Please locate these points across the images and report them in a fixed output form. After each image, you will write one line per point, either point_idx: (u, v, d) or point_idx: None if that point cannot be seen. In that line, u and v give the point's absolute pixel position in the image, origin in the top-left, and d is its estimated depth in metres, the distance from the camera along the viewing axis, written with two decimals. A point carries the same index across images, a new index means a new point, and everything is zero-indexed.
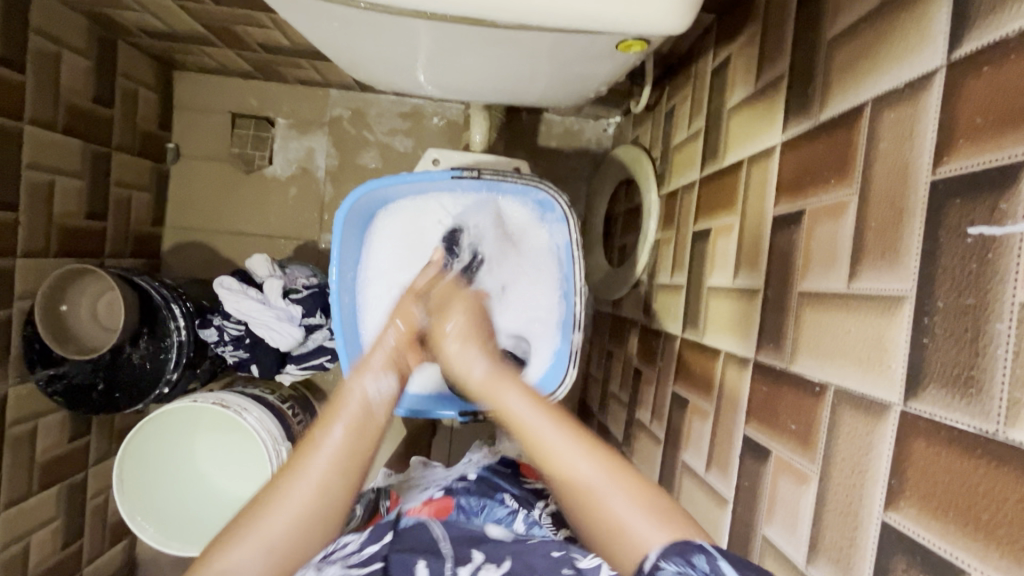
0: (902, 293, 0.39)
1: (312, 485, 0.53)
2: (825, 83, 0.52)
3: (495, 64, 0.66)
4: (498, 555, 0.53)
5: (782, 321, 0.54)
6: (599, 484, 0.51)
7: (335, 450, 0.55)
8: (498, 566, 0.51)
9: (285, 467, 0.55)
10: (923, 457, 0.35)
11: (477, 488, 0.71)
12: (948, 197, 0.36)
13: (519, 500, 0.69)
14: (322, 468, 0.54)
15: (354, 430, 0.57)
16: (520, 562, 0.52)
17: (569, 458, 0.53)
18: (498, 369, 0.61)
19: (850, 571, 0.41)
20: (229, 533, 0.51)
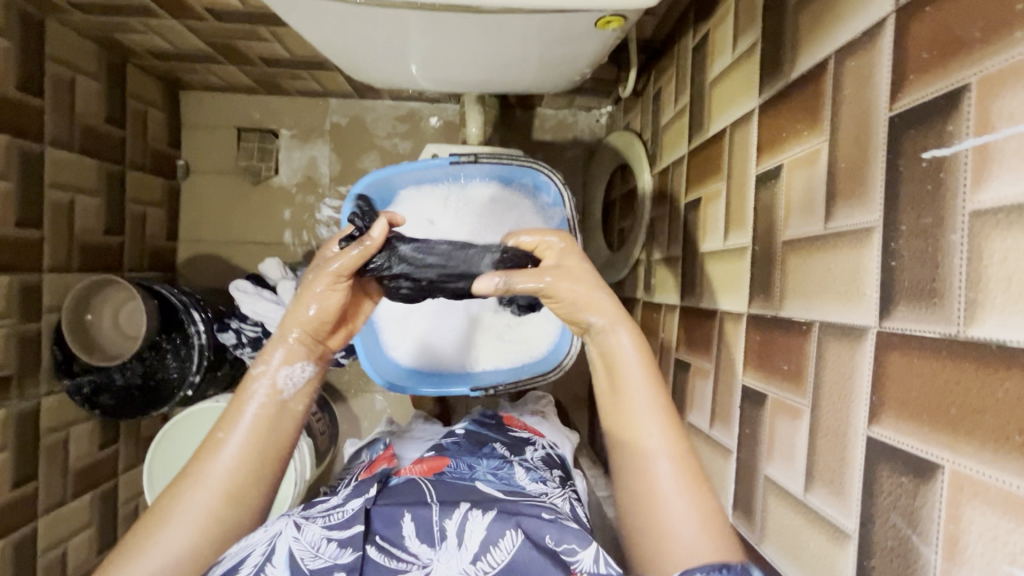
0: (871, 224, 0.42)
1: (216, 483, 0.57)
2: (794, 44, 0.55)
3: (484, 52, 0.70)
4: (485, 504, 0.56)
5: (770, 272, 0.57)
6: (679, 528, 0.52)
7: (235, 449, 0.58)
8: (483, 517, 0.55)
9: (186, 471, 0.58)
10: (898, 368, 0.38)
11: (467, 443, 0.76)
12: (905, 129, 0.39)
13: (508, 448, 0.77)
14: (223, 466, 0.58)
15: (258, 418, 0.60)
16: (502, 519, 0.54)
17: (665, 502, 0.54)
18: (641, 397, 0.58)
19: (842, 489, 0.43)
20: (131, 545, 0.54)
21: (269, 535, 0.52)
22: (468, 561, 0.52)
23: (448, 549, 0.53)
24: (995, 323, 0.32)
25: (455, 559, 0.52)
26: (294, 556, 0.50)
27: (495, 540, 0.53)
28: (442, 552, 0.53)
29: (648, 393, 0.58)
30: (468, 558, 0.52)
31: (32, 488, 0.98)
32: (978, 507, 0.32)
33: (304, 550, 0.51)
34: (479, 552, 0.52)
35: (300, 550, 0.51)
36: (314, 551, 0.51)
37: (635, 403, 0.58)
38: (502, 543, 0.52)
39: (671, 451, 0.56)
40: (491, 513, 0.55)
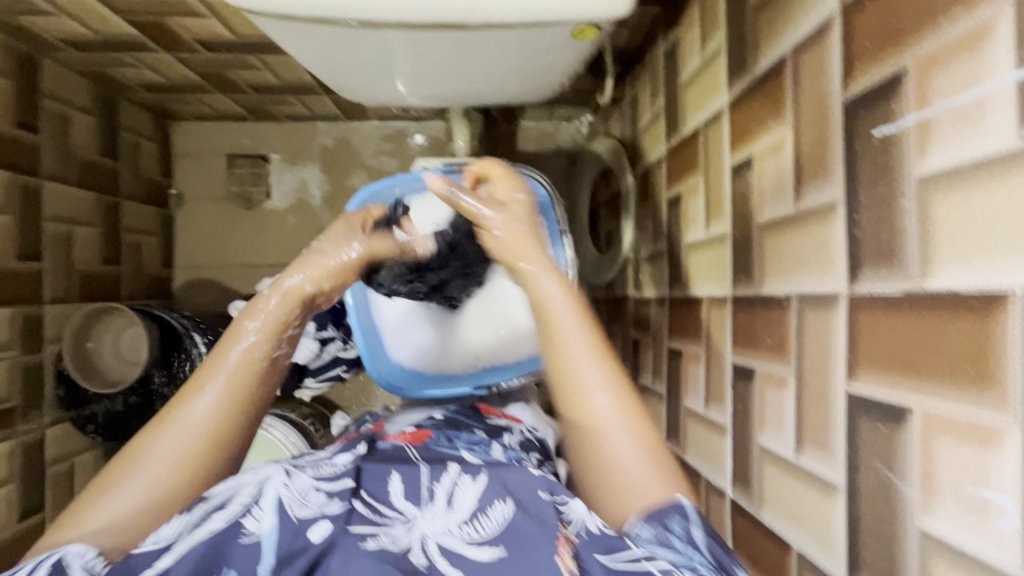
0: (835, 199, 0.46)
1: (196, 430, 0.50)
2: (755, 44, 0.60)
3: (468, 65, 0.74)
4: (474, 467, 0.53)
5: (749, 255, 0.61)
6: (621, 455, 0.50)
7: (215, 393, 0.52)
8: (473, 480, 0.52)
9: (167, 409, 0.52)
10: (868, 326, 0.42)
11: (446, 424, 0.74)
12: (858, 111, 0.44)
13: (488, 432, 0.74)
14: (207, 405, 0.51)
15: (241, 367, 0.53)
16: (497, 487, 0.50)
17: (606, 433, 0.51)
18: (575, 336, 0.55)
19: (829, 446, 0.47)
20: (99, 485, 0.48)
21: (258, 478, 0.49)
22: (454, 521, 0.48)
23: (435, 510, 0.49)
24: (947, 274, 0.36)
25: (440, 519, 0.48)
26: (281, 502, 0.46)
27: (487, 506, 0.49)
28: (425, 511, 0.49)
29: (579, 330, 0.55)
30: (454, 518, 0.48)
31: (39, 518, 0.98)
32: (947, 441, 0.36)
33: (291, 498, 0.47)
34: (470, 514, 0.48)
35: (288, 499, 0.47)
36: (301, 499, 0.48)
37: (571, 348, 0.54)
38: (494, 511, 0.48)
39: (609, 386, 0.53)
40: (483, 478, 0.51)
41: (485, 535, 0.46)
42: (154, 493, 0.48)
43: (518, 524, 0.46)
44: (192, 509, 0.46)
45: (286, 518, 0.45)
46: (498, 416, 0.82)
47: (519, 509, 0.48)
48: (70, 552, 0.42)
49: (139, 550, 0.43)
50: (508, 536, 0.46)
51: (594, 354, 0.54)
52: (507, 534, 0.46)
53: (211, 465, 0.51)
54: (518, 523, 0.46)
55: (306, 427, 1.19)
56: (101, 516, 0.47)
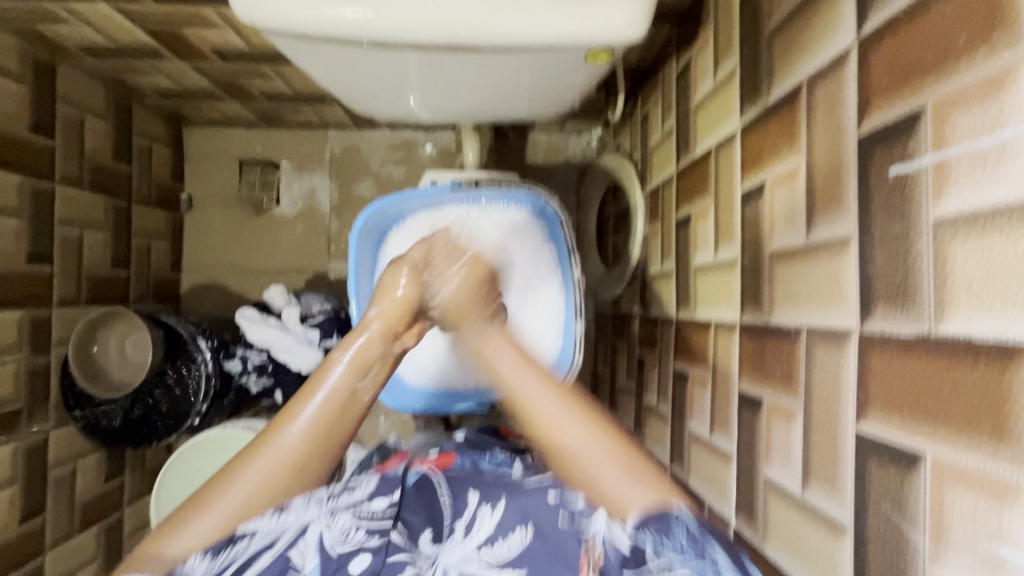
0: (848, 234, 0.45)
1: (285, 454, 0.58)
2: (770, 71, 0.59)
3: (481, 84, 0.74)
4: (492, 498, 0.64)
5: (759, 283, 0.61)
6: (597, 466, 0.56)
7: (312, 414, 0.60)
8: (493, 513, 0.61)
9: (264, 434, 0.60)
10: (880, 365, 0.41)
11: (469, 446, 0.83)
12: (873, 147, 0.43)
13: (507, 451, 0.83)
14: (295, 434, 0.59)
15: (322, 405, 0.60)
16: (513, 517, 0.60)
17: (568, 442, 0.59)
18: (524, 375, 0.65)
19: (837, 485, 0.46)
20: (187, 511, 0.56)
21: (301, 521, 0.57)
22: (473, 547, 0.57)
23: (455, 541, 0.59)
24: (962, 319, 0.35)
25: (460, 548, 0.58)
26: (323, 545, 0.55)
27: (506, 534, 0.58)
28: (448, 545, 0.59)
29: (528, 371, 0.65)
30: (472, 545, 0.58)
31: (40, 521, 0.99)
32: (959, 490, 0.35)
33: (332, 538, 0.56)
34: (487, 541, 0.58)
35: (331, 537, 0.56)
36: (344, 537, 0.57)
37: (527, 391, 0.63)
38: (510, 537, 0.58)
39: (558, 407, 0.61)
40: (501, 508, 0.62)
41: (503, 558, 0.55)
42: (249, 502, 0.56)
43: (530, 550, 0.56)
44: (233, 548, 0.53)
45: (325, 557, 0.54)
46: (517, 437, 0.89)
47: (535, 533, 0.58)
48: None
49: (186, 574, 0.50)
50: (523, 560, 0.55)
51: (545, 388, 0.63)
52: (522, 558, 0.55)
53: (293, 489, 0.58)
54: (530, 551, 0.56)
55: None
56: (201, 527, 0.55)
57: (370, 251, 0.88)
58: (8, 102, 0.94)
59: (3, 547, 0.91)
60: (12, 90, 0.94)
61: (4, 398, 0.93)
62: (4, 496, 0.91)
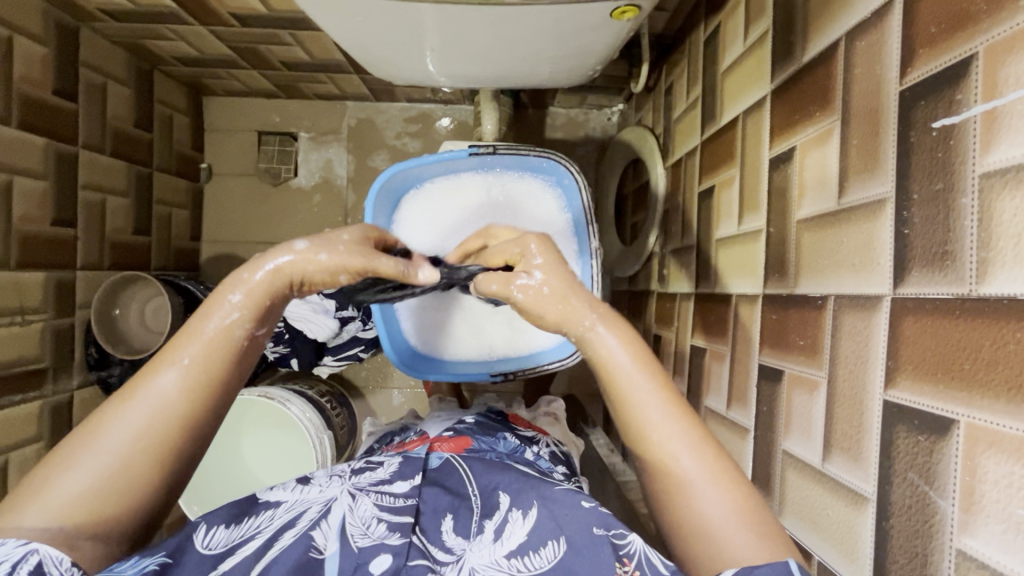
0: (883, 195, 0.43)
1: (163, 409, 0.45)
2: (804, 29, 0.57)
3: (501, 44, 0.72)
4: (525, 502, 0.54)
5: (785, 252, 0.58)
6: (714, 519, 0.43)
7: (193, 364, 0.47)
8: (525, 518, 0.52)
9: (132, 383, 0.46)
10: (912, 330, 0.39)
11: (480, 429, 0.75)
12: (915, 101, 0.41)
13: (519, 439, 0.76)
14: (175, 380, 0.46)
15: (212, 344, 0.48)
16: (548, 525, 0.50)
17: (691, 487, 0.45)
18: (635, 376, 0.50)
19: (860, 455, 0.44)
20: (42, 476, 0.42)
21: (325, 497, 0.54)
22: (502, 555, 0.48)
23: (483, 543, 0.50)
24: (1007, 278, 0.33)
25: (488, 550, 0.49)
26: (346, 529, 0.49)
27: (539, 548, 0.48)
28: (475, 545, 0.50)
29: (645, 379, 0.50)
30: (502, 551, 0.49)
31: None
32: (995, 458, 0.33)
33: (354, 526, 0.50)
34: (518, 551, 0.49)
35: (353, 524, 0.50)
36: (363, 527, 0.50)
37: (644, 405, 0.48)
38: (543, 551, 0.48)
39: (689, 440, 0.47)
40: (535, 514, 0.52)
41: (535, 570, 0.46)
42: (118, 471, 0.43)
43: (572, 567, 0.46)
44: (250, 522, 0.51)
45: (347, 545, 0.47)
46: (525, 427, 0.83)
47: (571, 550, 0.47)
48: (46, 555, 0.37)
49: (193, 549, 0.45)
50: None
51: (667, 410, 0.48)
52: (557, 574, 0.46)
53: (178, 452, 0.45)
54: (568, 563, 0.46)
55: (321, 404, 1.21)
56: (55, 499, 0.41)
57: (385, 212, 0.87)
58: (32, 65, 0.95)
59: None
60: (36, 53, 0.95)
61: (30, 356, 0.96)
62: (31, 451, 0.95)
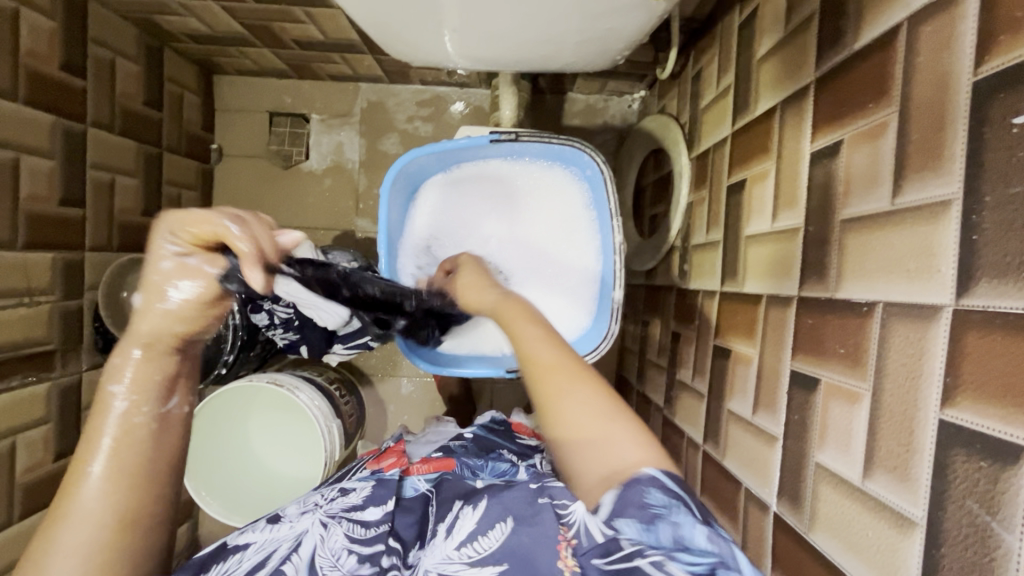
0: (947, 197, 0.40)
1: (99, 513, 0.45)
2: (858, 12, 0.52)
3: (524, 25, 0.68)
4: (475, 499, 0.55)
5: (825, 254, 0.55)
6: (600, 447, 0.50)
7: (108, 454, 0.47)
8: (475, 511, 0.52)
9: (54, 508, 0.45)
10: (979, 347, 0.36)
11: (473, 448, 0.75)
12: (991, 93, 0.37)
13: (515, 457, 0.75)
14: (97, 483, 0.46)
15: (120, 438, 0.48)
16: (498, 509, 0.51)
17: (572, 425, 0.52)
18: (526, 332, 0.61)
19: (907, 475, 0.41)
20: None
21: (296, 532, 0.53)
22: (453, 547, 0.49)
23: (437, 544, 0.50)
24: None
25: (442, 549, 0.49)
26: (314, 560, 0.49)
27: (487, 530, 0.49)
28: (432, 548, 0.50)
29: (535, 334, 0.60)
30: (454, 543, 0.49)
31: (74, 460, 1.02)
32: None
33: (324, 558, 0.50)
34: (467, 539, 0.49)
35: (322, 557, 0.50)
36: (332, 560, 0.50)
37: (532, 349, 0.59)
38: (491, 533, 0.49)
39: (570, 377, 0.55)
40: (484, 505, 0.53)
41: (487, 554, 0.46)
42: None
43: (517, 542, 0.47)
44: (218, 568, 0.48)
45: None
46: (526, 438, 0.83)
47: (517, 524, 0.48)
48: None
49: None
50: (510, 555, 0.46)
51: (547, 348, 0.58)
52: (506, 551, 0.46)
53: (124, 544, 0.46)
54: (516, 544, 0.47)
55: (330, 392, 1.20)
56: None
57: (403, 190, 0.84)
58: (39, 39, 0.92)
59: (38, 481, 0.94)
60: (42, 27, 0.92)
61: (39, 338, 0.95)
62: (38, 434, 0.94)
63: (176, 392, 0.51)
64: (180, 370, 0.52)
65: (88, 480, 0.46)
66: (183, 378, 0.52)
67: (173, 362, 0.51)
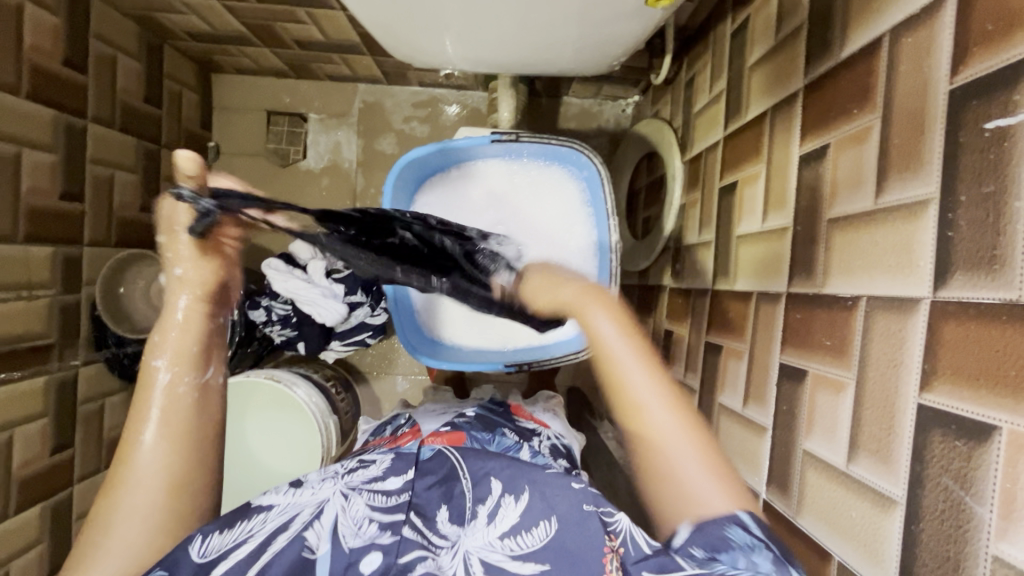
0: (925, 196, 0.43)
1: (154, 478, 0.49)
2: (844, 24, 0.55)
3: (525, 29, 0.71)
4: (516, 486, 0.55)
5: (813, 251, 0.58)
6: (690, 480, 0.51)
7: (160, 424, 0.51)
8: (517, 501, 0.53)
9: (113, 477, 0.50)
10: (954, 335, 0.39)
11: (479, 423, 0.73)
12: (966, 100, 0.40)
13: (518, 435, 0.75)
14: (153, 450, 0.50)
15: (170, 406, 0.52)
16: (540, 505, 0.52)
17: (669, 455, 0.52)
18: (622, 350, 0.56)
19: (888, 458, 0.44)
20: None
21: (318, 499, 0.53)
22: (496, 535, 0.50)
23: (478, 526, 0.51)
24: None
25: (482, 533, 0.50)
26: (337, 528, 0.49)
27: (530, 526, 0.50)
28: (470, 528, 0.51)
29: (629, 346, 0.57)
30: (496, 532, 0.50)
31: (69, 454, 1.02)
32: None
33: (346, 526, 0.50)
34: (510, 531, 0.50)
35: (344, 526, 0.50)
36: (355, 528, 0.50)
37: (629, 370, 0.55)
38: (535, 530, 0.50)
39: (669, 407, 0.54)
40: (526, 497, 0.53)
41: (531, 551, 0.48)
42: (139, 553, 0.47)
43: (564, 543, 0.49)
44: (243, 525, 0.50)
45: (338, 545, 0.48)
46: (527, 420, 0.82)
47: (563, 526, 0.50)
48: None
49: (189, 558, 0.45)
50: (554, 555, 0.48)
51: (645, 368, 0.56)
52: (548, 552, 0.48)
53: (183, 506, 0.50)
54: (561, 543, 0.49)
55: (327, 389, 1.21)
56: None
57: (405, 184, 0.86)
58: (42, 35, 0.93)
59: (34, 475, 0.94)
60: (46, 23, 0.93)
61: (37, 332, 0.95)
62: (35, 428, 0.94)
63: (211, 363, 0.55)
64: (211, 341, 0.56)
65: (139, 450, 0.50)
66: (215, 351, 0.56)
67: (203, 330, 0.56)
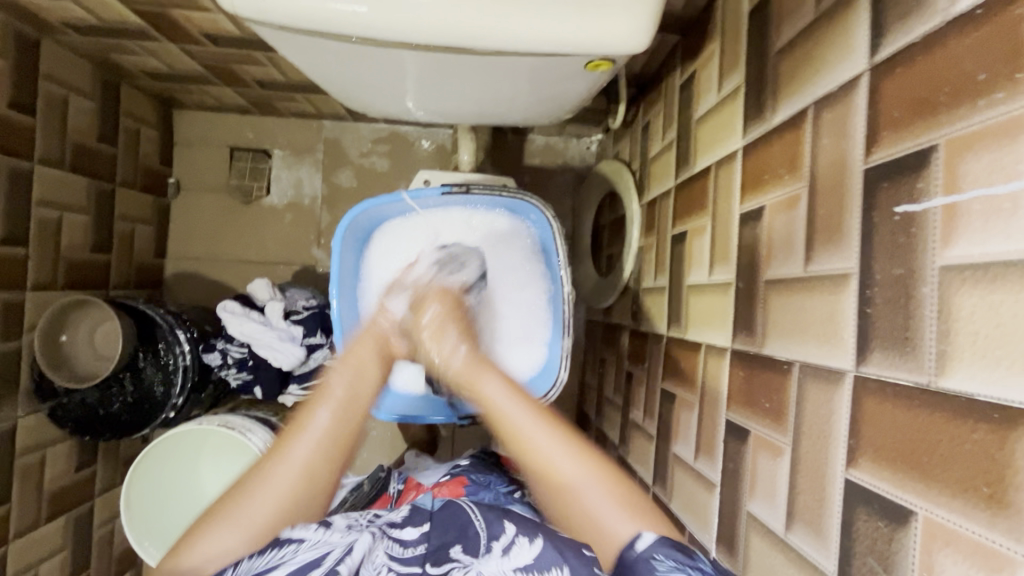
0: (847, 270, 0.43)
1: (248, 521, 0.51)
2: (774, 90, 0.57)
3: (480, 88, 0.71)
4: (530, 530, 0.53)
5: (752, 310, 0.58)
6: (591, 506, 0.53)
7: (305, 454, 0.53)
8: (530, 544, 0.51)
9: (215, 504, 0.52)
10: (874, 413, 0.40)
11: (478, 468, 0.74)
12: (878, 181, 0.41)
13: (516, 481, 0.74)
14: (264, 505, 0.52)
15: (291, 476, 0.53)
16: (552, 549, 0.50)
17: (578, 488, 0.53)
18: (521, 418, 0.55)
19: (821, 530, 0.44)
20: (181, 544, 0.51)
21: (347, 540, 0.51)
22: (509, 568, 0.50)
23: (491, 557, 0.51)
24: (965, 375, 0.33)
25: (495, 566, 0.50)
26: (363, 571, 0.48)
27: (540, 568, 0.49)
28: (482, 558, 0.51)
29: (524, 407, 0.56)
30: (509, 565, 0.50)
31: (5, 511, 0.95)
32: (951, 555, 0.33)
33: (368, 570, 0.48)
34: (523, 568, 0.49)
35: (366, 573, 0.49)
36: None
37: (535, 439, 0.54)
38: (547, 574, 0.48)
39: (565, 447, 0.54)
40: (540, 540, 0.51)
41: None
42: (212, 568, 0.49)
43: None
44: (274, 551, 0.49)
45: None
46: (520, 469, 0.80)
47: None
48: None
49: None
50: None
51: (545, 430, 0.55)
52: None
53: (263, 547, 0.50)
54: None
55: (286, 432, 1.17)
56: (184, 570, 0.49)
57: (355, 244, 0.85)
58: None
59: None
60: None
61: None
62: None
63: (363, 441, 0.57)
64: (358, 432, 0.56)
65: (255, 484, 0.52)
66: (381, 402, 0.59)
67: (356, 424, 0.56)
